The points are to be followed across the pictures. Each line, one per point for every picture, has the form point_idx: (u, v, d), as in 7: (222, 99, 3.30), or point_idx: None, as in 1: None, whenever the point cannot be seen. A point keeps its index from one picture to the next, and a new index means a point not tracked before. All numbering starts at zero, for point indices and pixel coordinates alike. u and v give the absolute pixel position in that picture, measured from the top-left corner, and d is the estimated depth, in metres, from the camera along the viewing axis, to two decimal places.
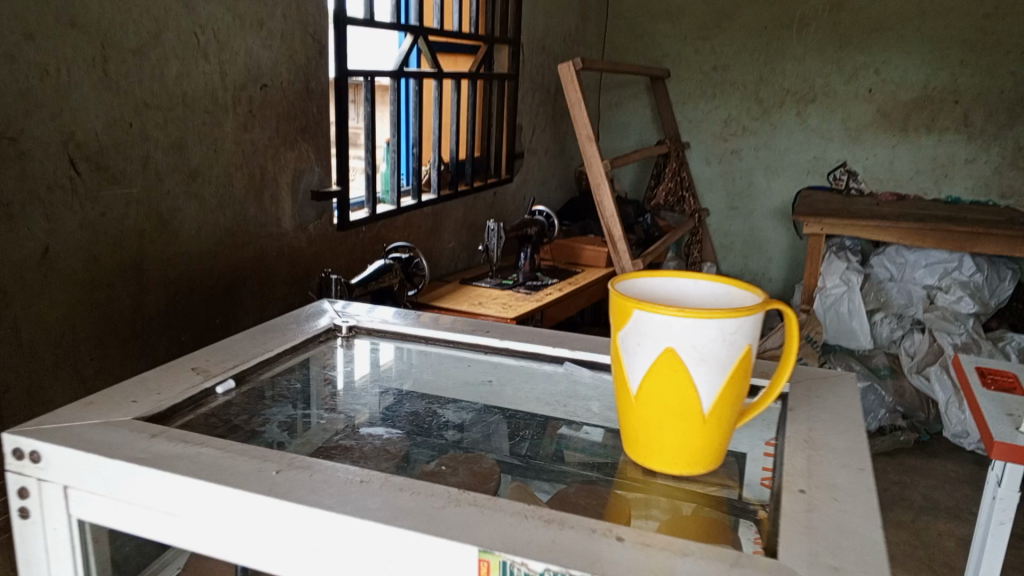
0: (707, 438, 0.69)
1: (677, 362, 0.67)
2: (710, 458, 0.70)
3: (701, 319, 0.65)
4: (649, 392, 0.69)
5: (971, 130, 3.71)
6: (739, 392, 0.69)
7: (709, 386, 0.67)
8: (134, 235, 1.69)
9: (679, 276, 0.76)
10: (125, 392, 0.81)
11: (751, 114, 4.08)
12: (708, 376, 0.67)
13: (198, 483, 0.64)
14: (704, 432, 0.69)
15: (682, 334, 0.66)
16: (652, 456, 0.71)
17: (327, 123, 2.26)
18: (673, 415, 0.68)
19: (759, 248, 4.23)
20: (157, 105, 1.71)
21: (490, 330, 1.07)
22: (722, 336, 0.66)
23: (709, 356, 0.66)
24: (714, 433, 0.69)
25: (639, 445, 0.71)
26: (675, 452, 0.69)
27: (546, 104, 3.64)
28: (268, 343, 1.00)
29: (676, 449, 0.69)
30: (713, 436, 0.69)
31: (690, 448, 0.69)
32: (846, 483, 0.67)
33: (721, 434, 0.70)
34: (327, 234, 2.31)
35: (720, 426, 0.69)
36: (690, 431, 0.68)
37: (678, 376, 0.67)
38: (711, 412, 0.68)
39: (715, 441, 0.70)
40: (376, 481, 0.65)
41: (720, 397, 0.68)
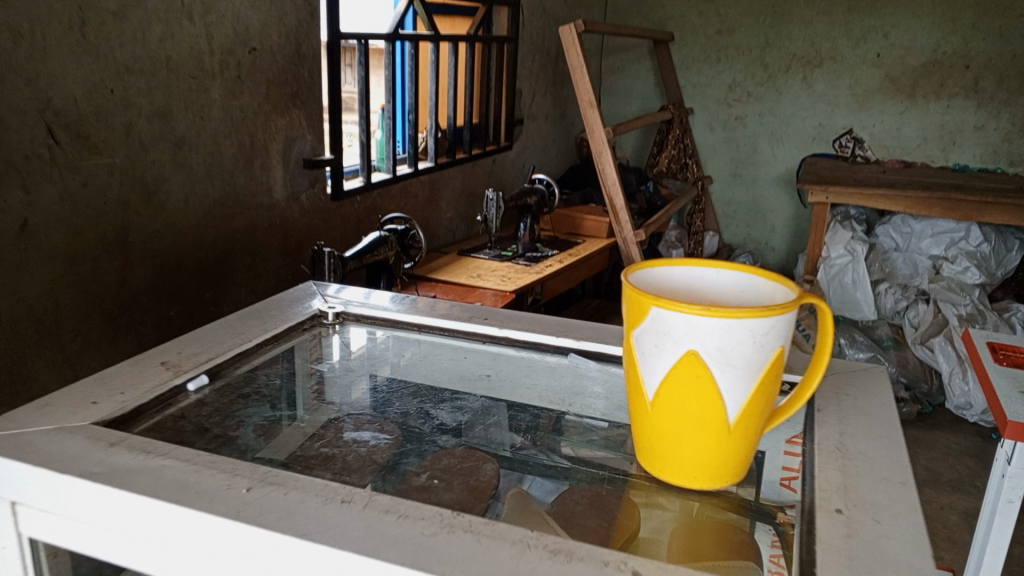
0: (731, 450, 0.62)
1: (699, 368, 0.59)
2: (733, 471, 0.63)
3: (728, 320, 0.57)
4: (667, 400, 0.61)
5: (981, 96, 3.60)
6: (768, 399, 0.62)
7: (735, 395, 0.60)
8: (119, 206, 1.61)
9: (698, 265, 0.68)
10: (86, 391, 0.74)
11: (756, 80, 3.96)
12: (735, 382, 0.59)
13: (158, 505, 0.57)
14: (727, 444, 0.61)
15: (706, 334, 0.58)
16: (668, 468, 0.64)
17: (319, 88, 2.15)
18: (693, 426, 0.61)
19: (763, 217, 4.14)
20: (140, 70, 1.61)
21: (488, 317, 0.99)
22: (751, 339, 0.58)
23: (736, 362, 0.58)
24: (739, 445, 0.62)
25: (654, 456, 0.64)
26: (695, 465, 0.62)
27: (546, 68, 3.52)
28: (246, 332, 0.92)
29: (696, 462, 0.62)
30: (738, 448, 0.62)
31: (713, 461, 0.62)
32: (886, 501, 0.60)
33: (747, 445, 0.63)
34: (320, 205, 2.21)
35: (747, 437, 0.62)
36: (713, 443, 0.61)
37: (701, 383, 0.59)
38: (736, 423, 0.61)
39: (739, 453, 0.63)
40: (360, 501, 0.58)
41: (747, 405, 0.61)
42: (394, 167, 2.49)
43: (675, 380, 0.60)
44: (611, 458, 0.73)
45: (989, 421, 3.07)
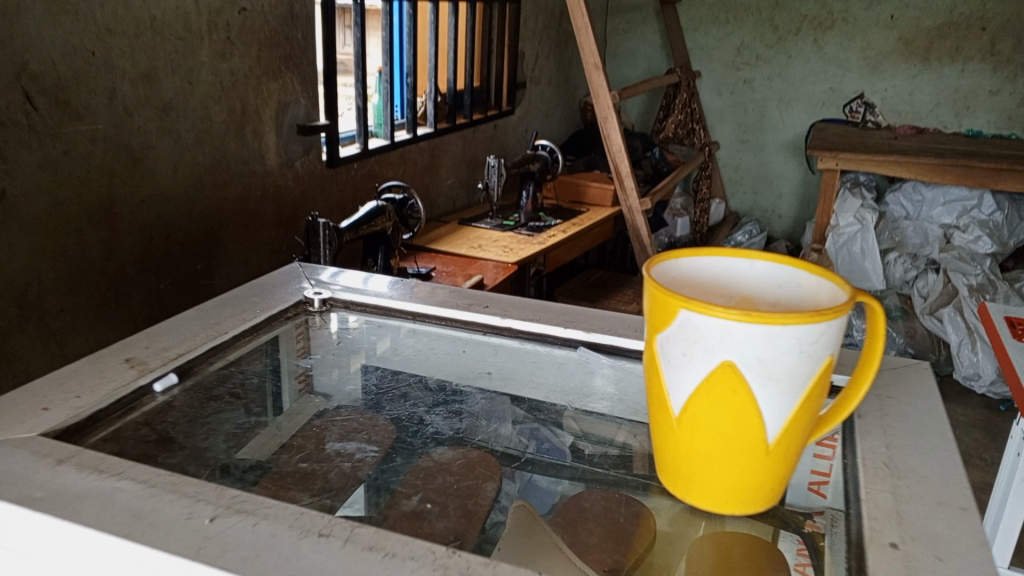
0: (768, 472, 0.54)
1: (736, 381, 0.51)
2: (767, 494, 0.55)
3: (775, 328, 0.48)
4: (698, 416, 0.53)
5: (997, 60, 3.46)
6: (812, 414, 0.54)
7: (777, 413, 0.52)
8: (103, 175, 1.51)
9: (730, 256, 0.59)
10: (37, 395, 0.65)
11: (766, 42, 3.82)
12: (776, 398, 0.51)
13: (106, 540, 0.49)
14: (764, 466, 0.54)
15: (744, 343, 0.49)
16: (694, 489, 0.56)
17: (313, 51, 2.03)
18: (726, 446, 0.53)
19: (771, 184, 4.02)
20: (122, 31, 1.50)
21: (489, 305, 0.91)
22: (798, 349, 0.49)
23: (779, 375, 0.50)
24: (777, 466, 0.54)
25: (679, 474, 0.56)
26: (726, 487, 0.55)
27: (549, 29, 3.39)
28: (221, 322, 0.83)
29: (726, 485, 0.54)
30: (776, 469, 0.55)
31: (746, 484, 0.54)
32: (949, 534, 0.52)
33: (786, 465, 0.55)
34: (315, 172, 2.11)
35: (787, 457, 0.54)
36: (748, 464, 0.54)
37: (737, 399, 0.51)
38: (777, 445, 0.53)
39: (778, 474, 0.55)
40: (340, 535, 0.50)
41: (789, 423, 0.52)
42: (392, 133, 2.38)
43: (706, 395, 0.52)
44: (628, 471, 0.65)
45: (998, 392, 2.97)
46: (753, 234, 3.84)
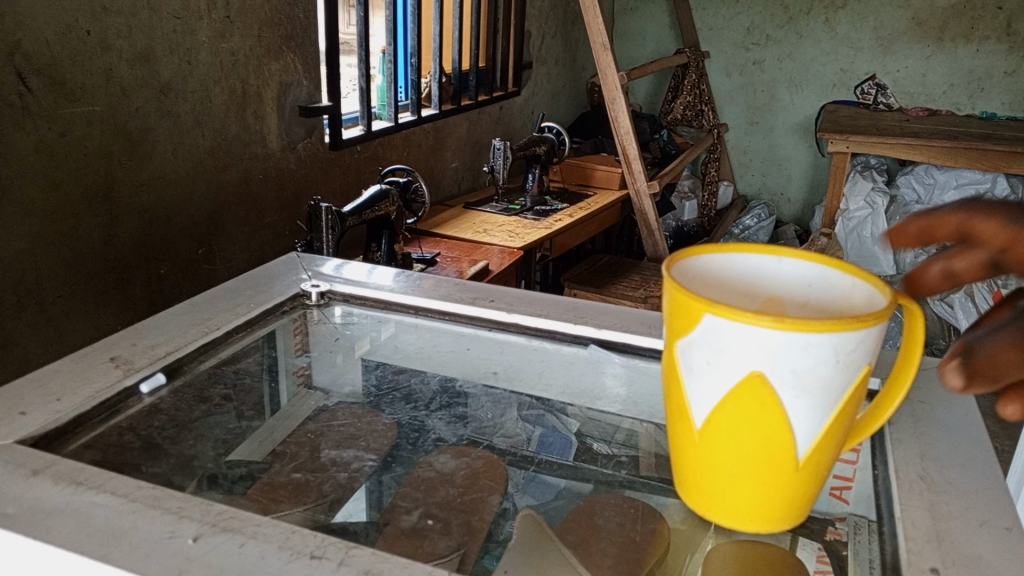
0: (795, 488, 0.50)
1: (765, 393, 0.46)
2: (790, 510, 0.52)
3: (818, 336, 0.44)
4: (722, 429, 0.49)
5: (1014, 40, 3.39)
6: (847, 427, 0.50)
7: (810, 427, 0.48)
8: (100, 157, 1.47)
9: (756, 252, 0.55)
10: (17, 398, 0.62)
11: (776, 22, 3.73)
12: (809, 410, 0.47)
13: (82, 562, 0.45)
14: (792, 483, 0.50)
15: (775, 353, 0.45)
16: (715, 504, 0.52)
17: (316, 30, 1.98)
18: (751, 463, 0.49)
19: (779, 167, 3.95)
20: (118, 10, 1.45)
21: (494, 299, 0.86)
22: (834, 360, 0.45)
23: (814, 387, 0.46)
24: (804, 481, 0.50)
25: (699, 489, 0.53)
26: (750, 505, 0.51)
27: (555, 9, 3.31)
28: (214, 317, 0.79)
29: (751, 500, 0.51)
30: (804, 486, 0.51)
31: (772, 501, 0.51)
32: (993, 556, 0.48)
33: (815, 480, 0.51)
34: (317, 155, 2.06)
35: (816, 472, 0.50)
36: (774, 481, 0.50)
37: (765, 410, 0.47)
38: (808, 462, 0.49)
39: (805, 490, 0.51)
40: (333, 558, 0.46)
41: (821, 438, 0.48)
42: (396, 115, 2.33)
43: (732, 407, 0.48)
44: (640, 479, 0.62)
45: None
46: (762, 218, 3.79)
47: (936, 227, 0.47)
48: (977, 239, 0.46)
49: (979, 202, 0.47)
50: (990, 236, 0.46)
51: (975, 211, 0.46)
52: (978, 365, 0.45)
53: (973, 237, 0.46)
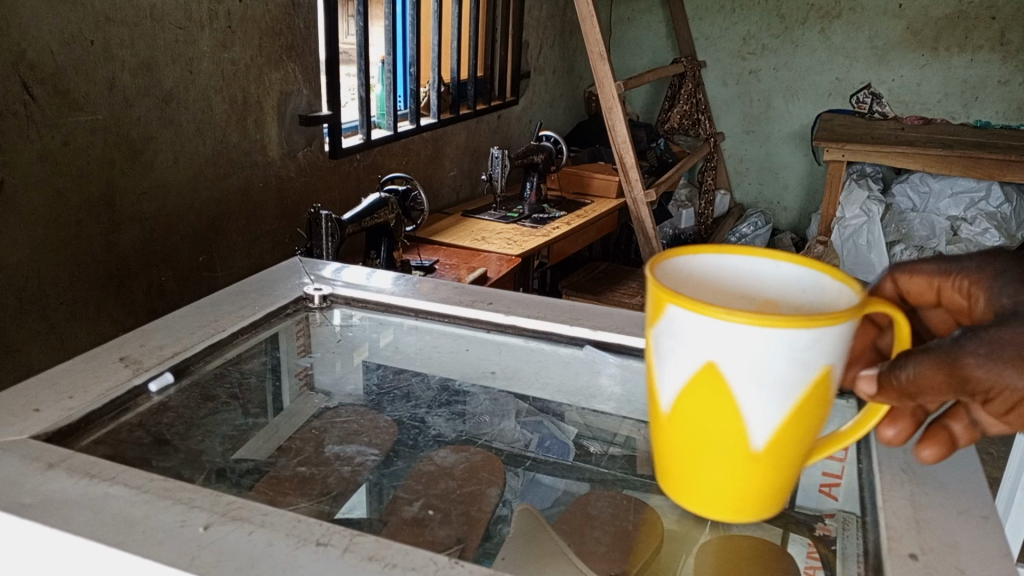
0: (756, 483, 0.50)
1: (717, 382, 0.47)
2: (755, 505, 0.51)
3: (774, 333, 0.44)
4: (683, 416, 0.49)
5: (1007, 50, 3.43)
6: (813, 427, 0.49)
7: (768, 423, 0.47)
8: (103, 166, 1.49)
9: (753, 255, 0.56)
10: (28, 396, 0.64)
11: (772, 31, 3.77)
12: (763, 404, 0.47)
13: (97, 547, 0.47)
14: (754, 475, 0.50)
15: (725, 343, 0.45)
16: (681, 492, 0.53)
17: (316, 40, 2.01)
18: (712, 452, 0.49)
19: (775, 175, 3.98)
20: (122, 20, 1.47)
21: (492, 302, 0.88)
22: (786, 354, 0.45)
23: (772, 384, 0.46)
24: (766, 476, 0.50)
25: (670, 477, 0.53)
26: (712, 494, 0.51)
27: (553, 19, 3.35)
28: (219, 319, 0.81)
29: (711, 488, 0.51)
30: (768, 481, 0.50)
31: (733, 492, 0.51)
32: (970, 542, 0.51)
33: (780, 478, 0.50)
34: (317, 163, 2.08)
35: (779, 468, 0.50)
36: (735, 472, 0.50)
37: (722, 403, 0.47)
38: (771, 461, 0.49)
39: (770, 487, 0.51)
40: (338, 545, 0.48)
41: (779, 434, 0.48)
42: (394, 124, 2.36)
43: (689, 394, 0.48)
44: (634, 472, 0.64)
45: None
46: (758, 226, 3.81)
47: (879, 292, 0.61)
48: (910, 295, 0.60)
49: (904, 264, 0.60)
50: (919, 291, 0.59)
51: (901, 272, 0.60)
52: (902, 384, 0.47)
53: (908, 297, 0.60)
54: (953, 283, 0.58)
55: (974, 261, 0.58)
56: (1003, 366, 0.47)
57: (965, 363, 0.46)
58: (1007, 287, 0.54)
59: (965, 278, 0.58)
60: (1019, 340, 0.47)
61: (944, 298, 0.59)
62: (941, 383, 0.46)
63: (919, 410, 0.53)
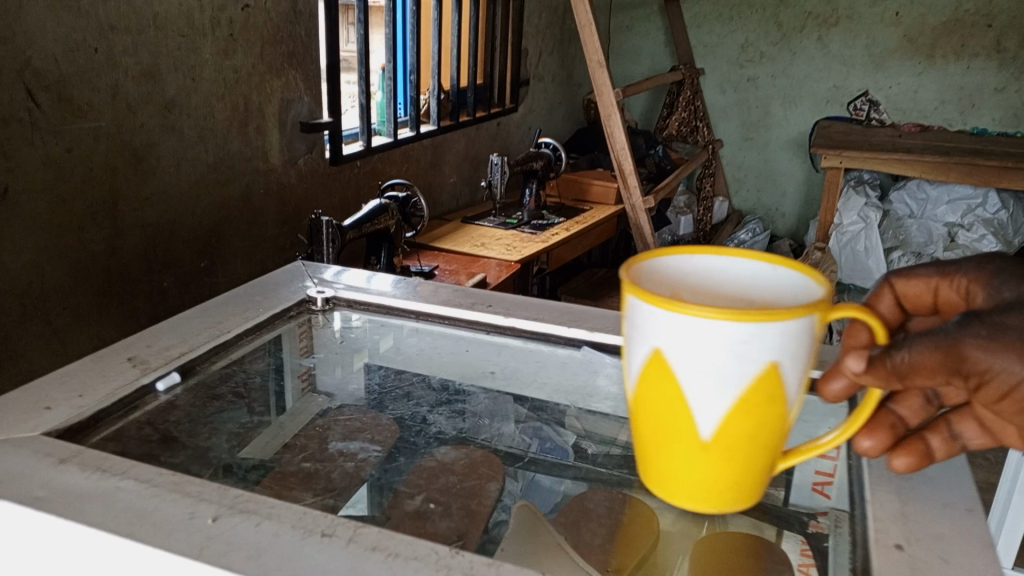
0: (711, 474, 0.52)
1: (664, 370, 0.49)
2: (710, 496, 0.53)
3: (708, 323, 0.46)
4: (641, 401, 0.52)
5: (1003, 57, 3.46)
6: (765, 425, 0.50)
7: (709, 413, 0.49)
8: (106, 172, 1.51)
9: (751, 258, 0.56)
10: (39, 394, 0.66)
11: (770, 39, 3.80)
12: (703, 394, 0.49)
13: (109, 538, 0.49)
14: (707, 465, 0.51)
15: (668, 331, 0.48)
16: (649, 478, 0.55)
17: (317, 48, 2.03)
18: (665, 437, 0.52)
19: (774, 182, 4.01)
20: (125, 28, 1.50)
21: (492, 304, 0.90)
22: (721, 344, 0.47)
23: (710, 374, 0.48)
24: (720, 468, 0.51)
25: (642, 463, 0.56)
26: (671, 480, 0.53)
27: (552, 27, 3.38)
28: (225, 321, 0.83)
29: (670, 475, 0.53)
30: (722, 473, 0.52)
31: (688, 480, 0.53)
32: (954, 534, 0.53)
33: (735, 471, 0.52)
34: (318, 170, 2.10)
35: (732, 462, 0.51)
36: (688, 460, 0.52)
37: (670, 390, 0.50)
38: (723, 454, 0.51)
39: (725, 479, 0.52)
40: (341, 536, 0.50)
41: (724, 426, 0.49)
42: (395, 131, 2.38)
43: (643, 380, 0.51)
44: (630, 468, 0.66)
45: None
46: (756, 233, 3.83)
47: (877, 299, 0.61)
48: (908, 299, 0.60)
49: (900, 269, 0.60)
50: (917, 295, 0.60)
51: (896, 277, 0.60)
52: (897, 368, 0.48)
53: (906, 301, 0.60)
54: (950, 284, 0.58)
55: (972, 260, 0.58)
56: (1001, 350, 0.48)
57: (966, 348, 0.47)
58: (1008, 282, 0.54)
59: (963, 278, 0.58)
60: (1020, 325, 0.48)
61: (941, 298, 0.59)
62: (936, 364, 0.47)
63: (896, 423, 0.56)
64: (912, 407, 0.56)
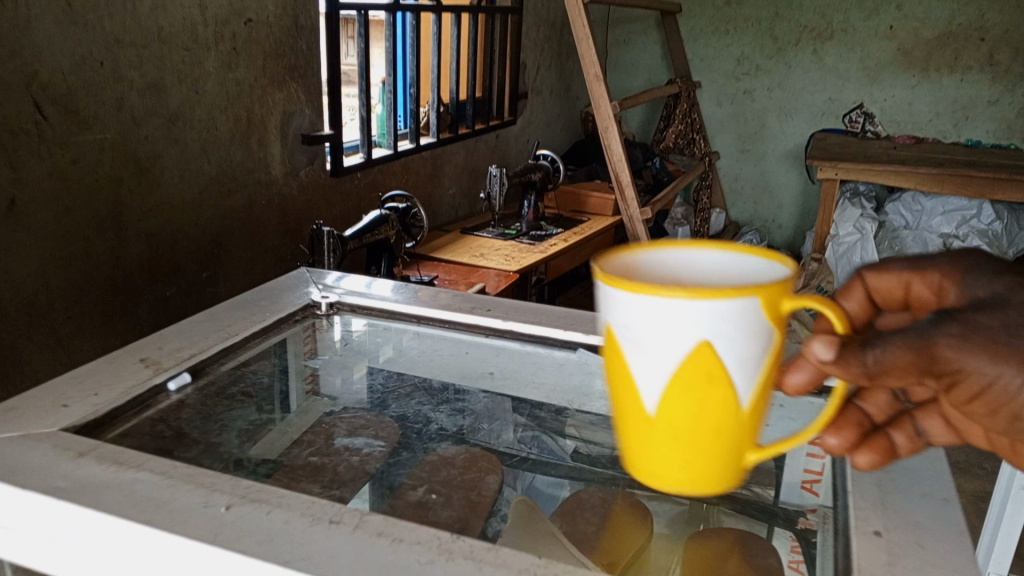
0: (662, 457, 0.49)
1: (611, 341, 0.48)
2: (664, 481, 0.50)
3: (641, 295, 0.44)
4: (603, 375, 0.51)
5: (996, 70, 3.51)
6: (714, 408, 0.46)
7: (651, 388, 0.47)
8: (111, 183, 1.54)
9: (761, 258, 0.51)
10: (56, 393, 0.68)
11: (766, 53, 3.84)
12: (643, 367, 0.46)
13: (128, 525, 0.51)
14: (655, 446, 0.48)
15: (611, 300, 0.46)
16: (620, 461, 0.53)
17: (317, 62, 2.07)
18: (621, 412, 0.50)
19: (770, 194, 4.05)
20: (130, 42, 1.53)
21: (491, 308, 0.93)
22: (653, 314, 0.44)
23: (646, 346, 0.45)
24: (669, 450, 0.48)
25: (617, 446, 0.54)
26: (630, 461, 0.51)
27: (550, 40, 3.43)
28: (233, 324, 0.86)
29: (629, 454, 0.51)
30: (674, 458, 0.48)
31: (642, 461, 0.50)
32: (930, 522, 0.56)
33: (686, 457, 0.48)
34: (319, 182, 2.14)
35: (681, 445, 0.48)
36: (640, 439, 0.49)
37: (617, 361, 0.48)
38: (671, 438, 0.47)
39: (677, 465, 0.48)
40: (349, 522, 0.53)
41: (666, 404, 0.46)
42: (395, 143, 2.42)
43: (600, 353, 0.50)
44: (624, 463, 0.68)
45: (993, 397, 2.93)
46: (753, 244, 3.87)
47: (847, 292, 0.60)
48: (879, 293, 0.59)
49: (873, 263, 0.59)
50: (887, 288, 0.59)
51: (867, 271, 0.59)
52: (869, 367, 0.46)
53: (877, 294, 0.59)
54: (923, 278, 0.57)
55: (950, 254, 0.56)
56: (972, 351, 0.47)
57: (941, 349, 0.47)
58: (980, 279, 0.52)
59: (936, 273, 0.56)
60: (992, 324, 0.48)
61: (913, 293, 0.58)
62: (908, 364, 0.46)
63: (864, 420, 0.59)
64: (878, 404, 0.59)
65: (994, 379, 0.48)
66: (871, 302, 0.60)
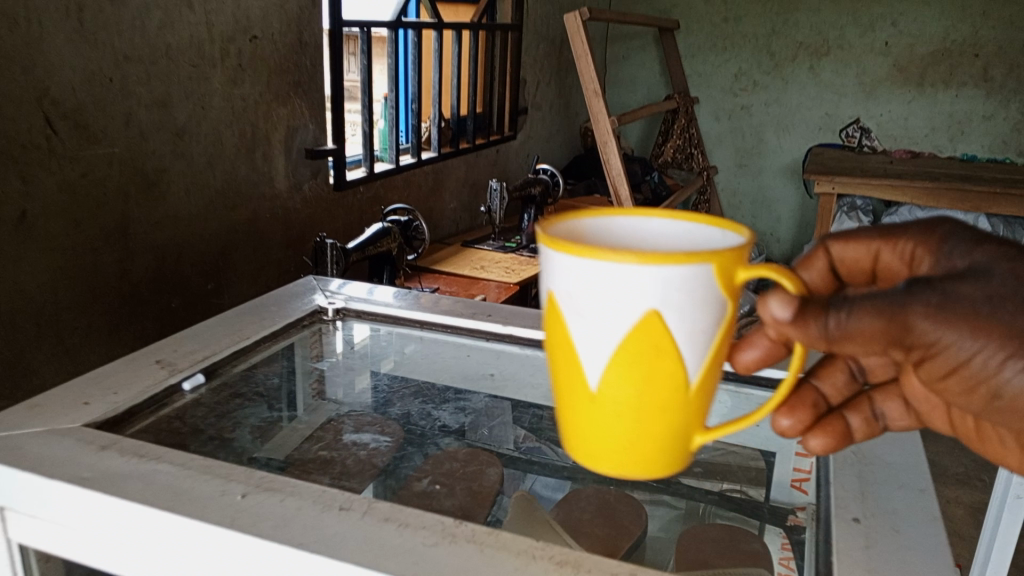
0: (606, 431, 0.49)
1: (554, 312, 0.48)
2: (610, 455, 0.50)
3: (586, 264, 0.44)
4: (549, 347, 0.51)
5: (990, 86, 3.56)
6: (659, 382, 0.47)
7: (594, 362, 0.47)
8: (119, 197, 1.58)
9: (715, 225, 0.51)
10: (77, 391, 0.72)
11: (763, 68, 3.89)
12: (586, 340, 0.46)
13: (149, 511, 0.55)
14: (600, 419, 0.49)
15: (554, 271, 0.46)
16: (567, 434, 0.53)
17: (321, 77, 2.12)
18: (566, 385, 0.50)
19: (768, 208, 4.10)
20: (139, 59, 1.58)
21: (491, 314, 0.97)
22: (595, 285, 0.44)
23: (589, 318, 0.46)
24: (614, 424, 0.48)
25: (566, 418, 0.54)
26: (576, 434, 0.51)
27: (550, 57, 3.49)
28: (243, 329, 0.90)
29: (574, 428, 0.51)
30: (617, 431, 0.49)
31: (587, 434, 0.50)
32: (907, 510, 0.59)
33: (630, 431, 0.48)
34: (323, 195, 2.18)
35: (626, 419, 0.48)
36: (584, 413, 0.49)
37: (560, 333, 0.48)
38: (615, 412, 0.48)
39: (621, 439, 0.49)
40: (358, 509, 0.56)
41: (609, 376, 0.47)
42: (397, 157, 2.46)
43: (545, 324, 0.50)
44: None
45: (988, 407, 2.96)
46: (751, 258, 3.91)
47: (810, 262, 0.60)
48: (846, 263, 0.59)
49: (840, 233, 0.59)
50: (854, 258, 0.59)
51: (834, 240, 0.59)
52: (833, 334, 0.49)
53: (844, 264, 0.59)
54: (893, 247, 0.57)
55: (920, 223, 0.57)
56: (946, 325, 0.49)
57: (917, 322, 0.49)
58: (958, 248, 0.53)
59: (908, 242, 0.57)
60: (974, 295, 0.49)
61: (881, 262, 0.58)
62: (877, 332, 0.49)
63: (820, 400, 0.61)
64: (835, 385, 0.63)
65: (973, 354, 0.51)
66: (835, 272, 0.60)
